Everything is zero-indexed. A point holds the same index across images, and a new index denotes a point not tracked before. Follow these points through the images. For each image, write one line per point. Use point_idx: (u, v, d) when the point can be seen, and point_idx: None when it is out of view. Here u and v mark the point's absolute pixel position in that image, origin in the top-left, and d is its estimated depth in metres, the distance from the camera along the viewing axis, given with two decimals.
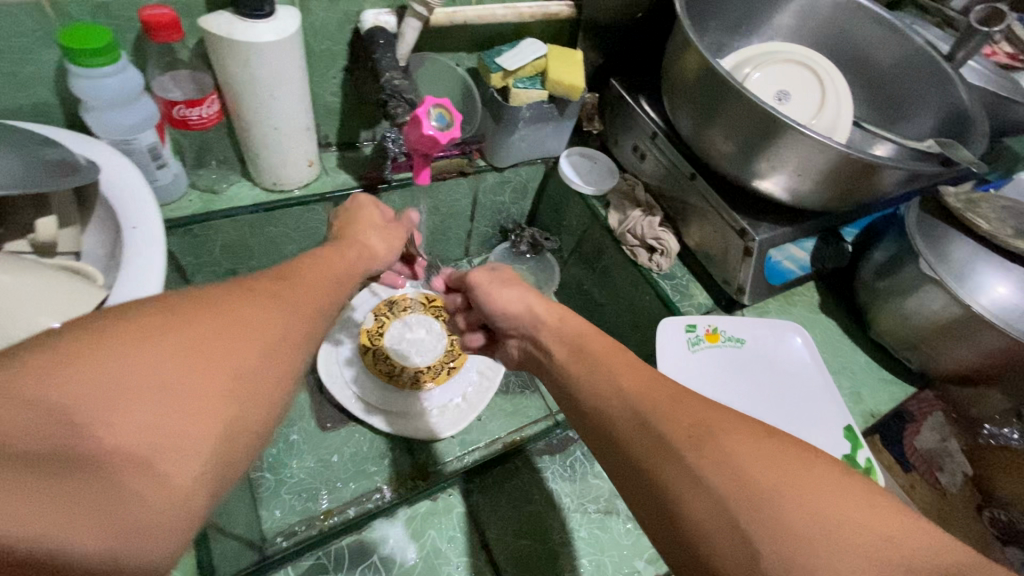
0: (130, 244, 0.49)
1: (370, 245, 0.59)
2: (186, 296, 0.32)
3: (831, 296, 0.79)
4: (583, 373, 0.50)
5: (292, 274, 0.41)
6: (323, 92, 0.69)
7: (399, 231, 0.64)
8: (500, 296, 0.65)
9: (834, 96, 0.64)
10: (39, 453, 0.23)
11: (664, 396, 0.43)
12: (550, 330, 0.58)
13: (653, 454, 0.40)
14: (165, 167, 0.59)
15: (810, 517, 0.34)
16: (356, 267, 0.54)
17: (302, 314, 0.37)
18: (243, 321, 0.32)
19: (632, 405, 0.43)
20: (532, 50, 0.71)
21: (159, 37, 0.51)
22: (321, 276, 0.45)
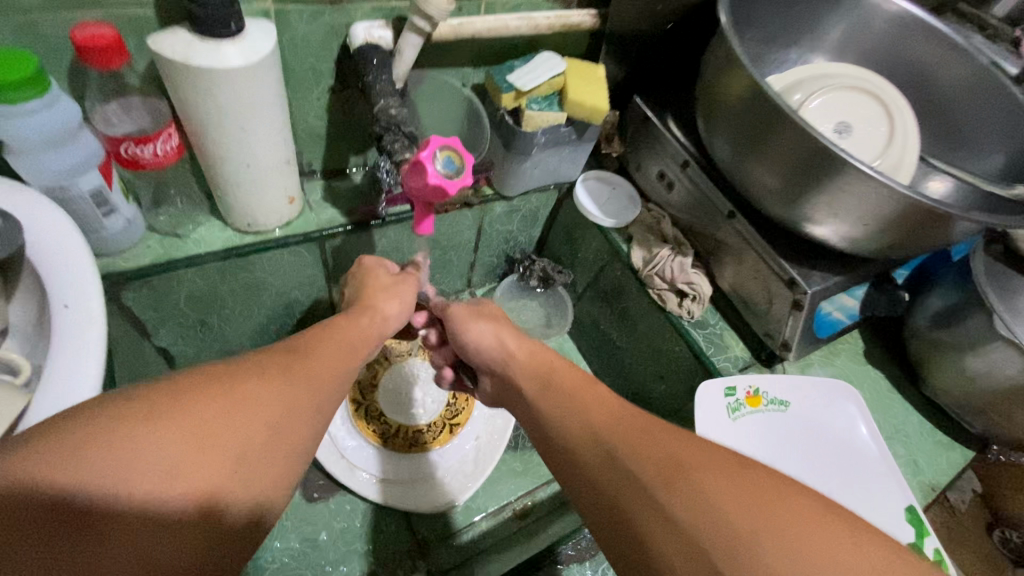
0: (62, 328, 0.39)
1: (379, 306, 0.50)
2: (212, 370, 0.33)
3: (878, 344, 0.71)
4: (560, 411, 0.44)
5: (309, 348, 0.39)
6: (306, 115, 0.58)
7: (407, 283, 0.55)
8: (473, 326, 0.57)
9: (900, 129, 0.55)
10: (59, 527, 0.25)
11: (634, 429, 0.39)
12: (522, 365, 0.51)
13: (628, 493, 0.36)
14: (114, 214, 0.49)
15: (789, 556, 0.30)
16: (370, 335, 0.47)
17: (316, 394, 0.37)
18: (245, 408, 0.32)
19: (604, 443, 0.40)
20: (549, 67, 0.61)
21: (98, 62, 0.40)
22: (347, 342, 0.44)
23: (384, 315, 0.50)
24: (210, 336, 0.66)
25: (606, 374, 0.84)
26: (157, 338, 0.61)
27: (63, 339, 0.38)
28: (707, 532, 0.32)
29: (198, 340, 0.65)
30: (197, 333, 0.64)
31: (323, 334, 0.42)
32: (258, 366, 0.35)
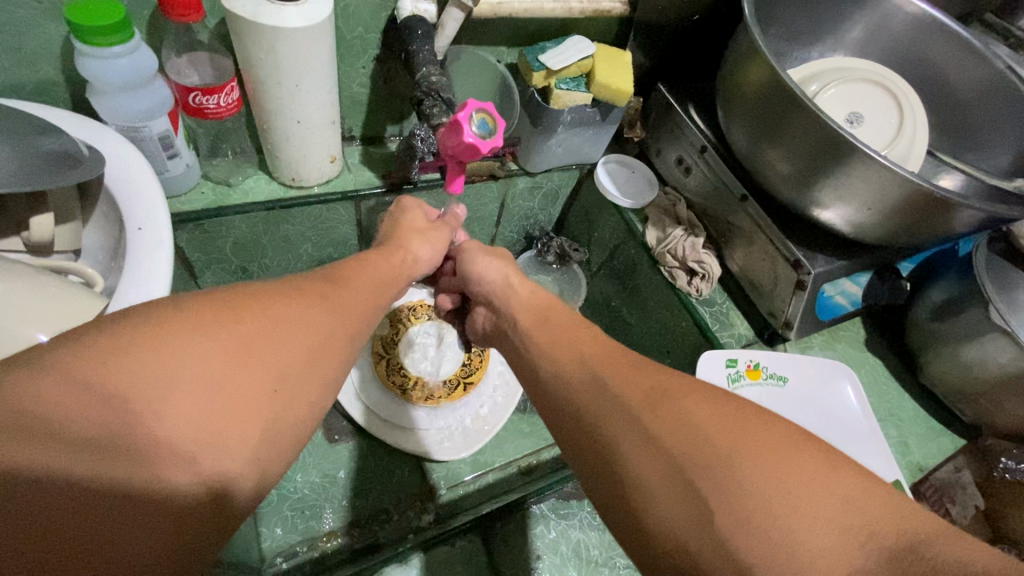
0: (135, 250, 0.44)
1: (410, 249, 0.55)
2: (235, 294, 0.34)
3: (879, 334, 0.74)
4: (551, 342, 0.47)
5: (339, 283, 0.41)
6: (351, 83, 0.63)
7: (443, 232, 0.60)
8: (481, 260, 0.60)
9: (910, 122, 0.58)
10: (100, 435, 0.26)
11: (626, 365, 0.42)
12: (519, 308, 0.54)
13: (609, 416, 0.39)
14: (176, 159, 0.54)
15: (758, 469, 0.33)
16: (398, 275, 0.50)
17: (344, 322, 0.38)
18: (288, 326, 0.34)
19: (595, 375, 0.42)
20: (578, 49, 0.65)
21: (178, 17, 0.45)
22: (370, 280, 0.45)
23: (416, 256, 0.55)
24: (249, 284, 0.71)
25: None
26: (202, 280, 0.66)
27: (137, 260, 0.43)
28: (682, 447, 0.35)
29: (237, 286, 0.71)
30: (236, 280, 0.70)
31: (352, 272, 0.44)
32: (296, 293, 0.37)
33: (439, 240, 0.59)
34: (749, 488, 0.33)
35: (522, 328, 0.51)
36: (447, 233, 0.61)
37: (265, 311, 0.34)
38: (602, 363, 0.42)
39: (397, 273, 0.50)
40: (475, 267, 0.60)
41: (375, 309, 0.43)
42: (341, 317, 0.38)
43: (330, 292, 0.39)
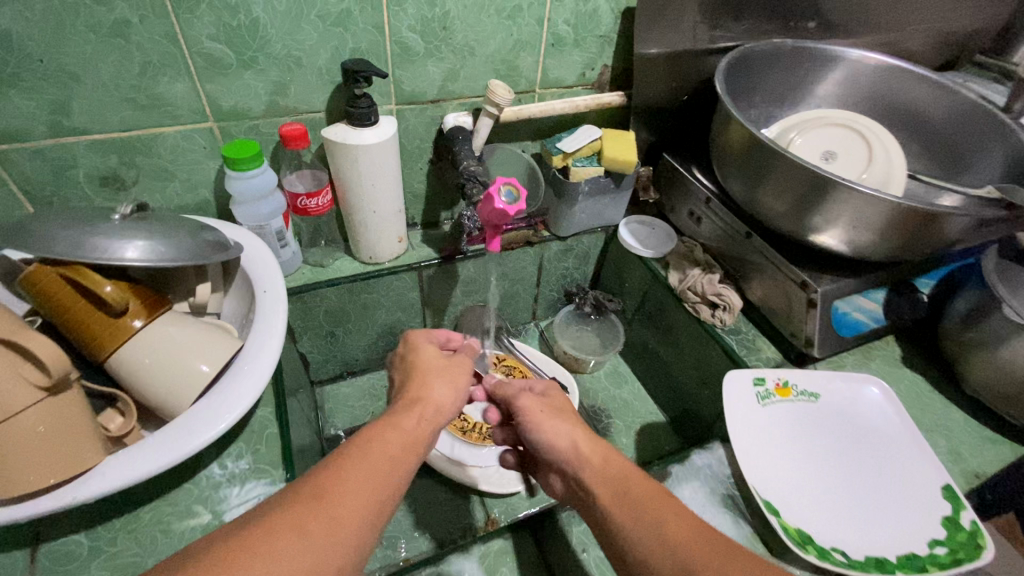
0: (261, 306, 0.59)
1: (432, 398, 0.53)
2: (200, 558, 0.33)
3: (914, 349, 0.77)
4: (633, 520, 0.46)
5: (336, 481, 0.40)
6: (412, 181, 0.81)
7: (460, 365, 0.59)
8: (545, 421, 0.59)
9: (882, 153, 0.67)
10: None
11: (712, 550, 0.42)
12: (595, 468, 0.52)
13: None
14: (287, 246, 0.72)
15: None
16: (415, 444, 0.47)
17: (329, 554, 0.36)
18: (270, 570, 0.33)
19: (683, 560, 0.42)
20: (588, 135, 0.81)
21: (292, 146, 0.64)
22: (374, 472, 0.42)
23: (438, 405, 0.53)
24: (336, 346, 0.86)
25: (659, 392, 0.93)
26: (301, 344, 0.81)
27: (263, 314, 0.58)
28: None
29: (326, 350, 0.85)
30: (326, 344, 0.84)
31: (354, 458, 0.42)
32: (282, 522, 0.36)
33: (458, 375, 0.58)
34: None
35: (601, 493, 0.50)
36: (465, 363, 0.60)
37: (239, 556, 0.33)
38: (686, 543, 0.43)
39: (417, 436, 0.48)
40: (539, 430, 0.58)
41: (380, 501, 0.41)
42: (331, 531, 0.37)
43: (321, 501, 0.38)
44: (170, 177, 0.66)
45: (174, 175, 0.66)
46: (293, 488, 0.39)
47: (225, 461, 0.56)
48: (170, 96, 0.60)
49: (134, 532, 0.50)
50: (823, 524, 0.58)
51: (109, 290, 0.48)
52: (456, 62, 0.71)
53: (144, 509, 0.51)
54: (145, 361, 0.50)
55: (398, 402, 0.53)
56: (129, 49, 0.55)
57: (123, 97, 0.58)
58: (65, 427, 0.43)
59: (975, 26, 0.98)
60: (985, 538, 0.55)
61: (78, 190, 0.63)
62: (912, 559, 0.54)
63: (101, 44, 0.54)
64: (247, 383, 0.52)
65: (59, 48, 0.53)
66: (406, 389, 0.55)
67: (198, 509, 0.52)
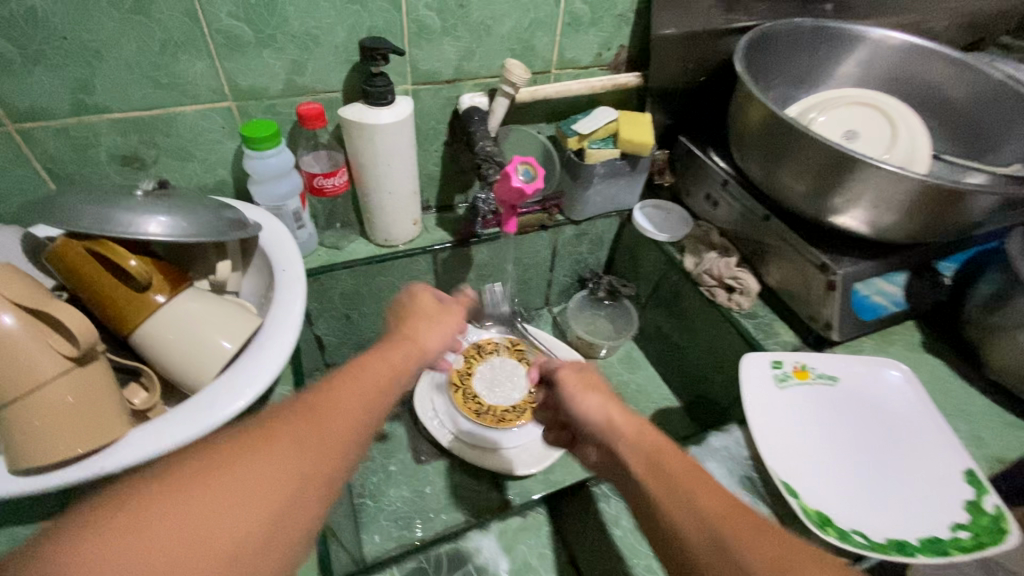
0: (280, 284, 0.59)
1: (420, 339, 0.52)
2: (219, 441, 0.34)
3: (934, 334, 0.76)
4: (667, 491, 0.44)
5: (331, 395, 0.41)
6: (427, 163, 0.81)
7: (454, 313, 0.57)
8: (584, 396, 0.57)
9: (905, 132, 0.66)
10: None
11: (746, 525, 0.41)
12: (627, 438, 0.51)
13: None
14: (303, 228, 0.72)
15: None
16: (407, 368, 0.49)
17: (339, 439, 0.38)
18: (287, 447, 0.35)
19: (712, 534, 0.41)
20: (604, 116, 0.80)
21: (309, 125, 0.64)
22: (373, 382, 0.44)
23: (424, 347, 0.52)
24: (351, 329, 0.86)
25: (673, 377, 0.93)
26: (317, 327, 0.82)
27: (282, 292, 0.58)
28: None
29: (341, 332, 0.86)
30: (342, 327, 0.85)
31: (351, 375, 0.44)
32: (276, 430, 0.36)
33: (450, 321, 0.56)
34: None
35: (625, 458, 0.49)
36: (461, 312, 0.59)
37: (258, 437, 0.35)
38: (717, 516, 0.41)
39: (403, 369, 0.48)
40: (577, 403, 0.56)
41: (377, 406, 0.43)
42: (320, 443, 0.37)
43: (312, 415, 0.38)
44: (188, 157, 0.66)
45: (193, 155, 0.67)
46: (298, 394, 0.41)
47: None
48: (189, 74, 0.60)
49: None
50: (841, 507, 0.57)
51: (133, 264, 0.49)
52: (473, 41, 0.70)
53: None
54: (167, 336, 0.51)
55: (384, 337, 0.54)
56: (150, 26, 0.55)
57: (143, 75, 0.58)
58: (89, 397, 0.43)
59: (1002, 6, 0.96)
60: (1008, 522, 0.54)
61: (98, 170, 0.63)
62: (933, 542, 0.54)
63: (123, 21, 0.54)
64: (266, 359, 0.52)
65: (82, 26, 0.53)
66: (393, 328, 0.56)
67: None
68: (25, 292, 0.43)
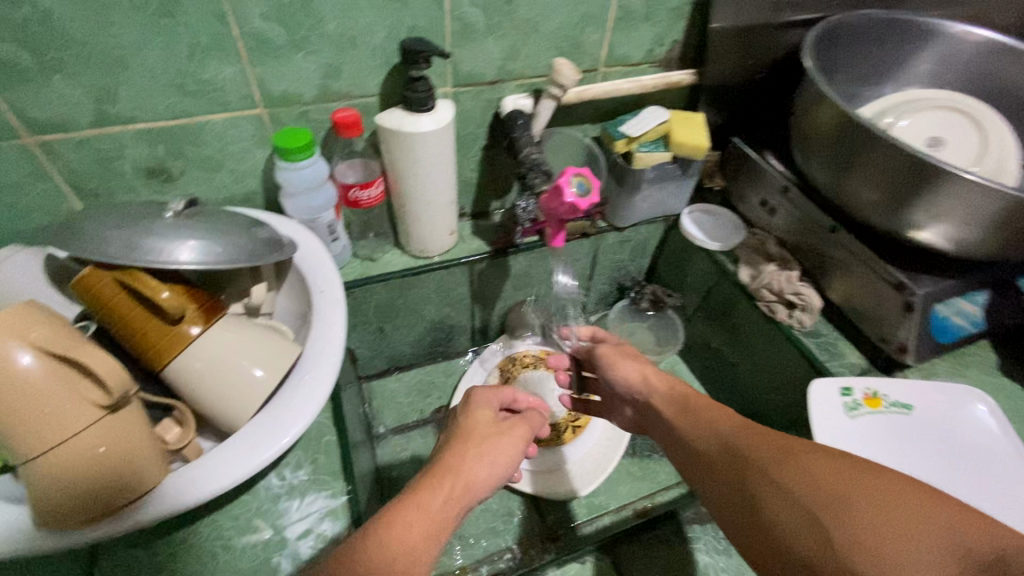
0: (318, 307, 0.55)
1: (467, 471, 0.48)
2: None
3: (1013, 356, 0.70)
4: (691, 423, 0.51)
5: None
6: (464, 168, 0.76)
7: (513, 431, 0.55)
8: (620, 363, 0.64)
9: (997, 140, 0.60)
10: None
11: (753, 429, 0.46)
12: (662, 394, 0.58)
13: (747, 479, 0.42)
14: (337, 240, 0.68)
15: (884, 515, 0.34)
16: (447, 516, 0.44)
17: None
18: None
19: (724, 438, 0.47)
20: (654, 117, 0.74)
21: (345, 134, 0.60)
22: (399, 550, 0.39)
23: (473, 478, 0.48)
24: (384, 342, 0.82)
25: (720, 392, 0.88)
26: (349, 341, 0.78)
27: (321, 316, 0.55)
28: (812, 494, 0.37)
29: (374, 345, 0.82)
30: (374, 339, 0.81)
31: (374, 541, 0.39)
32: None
33: (509, 443, 0.53)
34: (851, 530, 0.34)
35: (665, 417, 0.55)
36: (522, 429, 0.56)
37: None
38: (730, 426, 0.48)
39: (447, 513, 0.44)
40: (616, 371, 0.64)
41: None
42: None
43: None
44: (217, 168, 0.63)
45: (222, 165, 0.63)
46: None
47: (284, 472, 0.54)
48: (217, 80, 0.55)
49: (195, 547, 0.48)
50: None
51: (166, 297, 0.46)
52: (518, 39, 0.65)
53: (203, 523, 0.50)
54: (203, 369, 0.48)
55: (428, 467, 0.50)
56: (177, 30, 0.51)
57: (170, 82, 0.54)
58: (126, 445, 0.40)
59: None
60: None
61: (124, 182, 0.60)
62: None
63: (147, 24, 0.50)
64: (306, 394, 0.49)
65: (104, 30, 0.49)
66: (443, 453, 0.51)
67: (259, 524, 0.50)
68: (57, 336, 0.40)
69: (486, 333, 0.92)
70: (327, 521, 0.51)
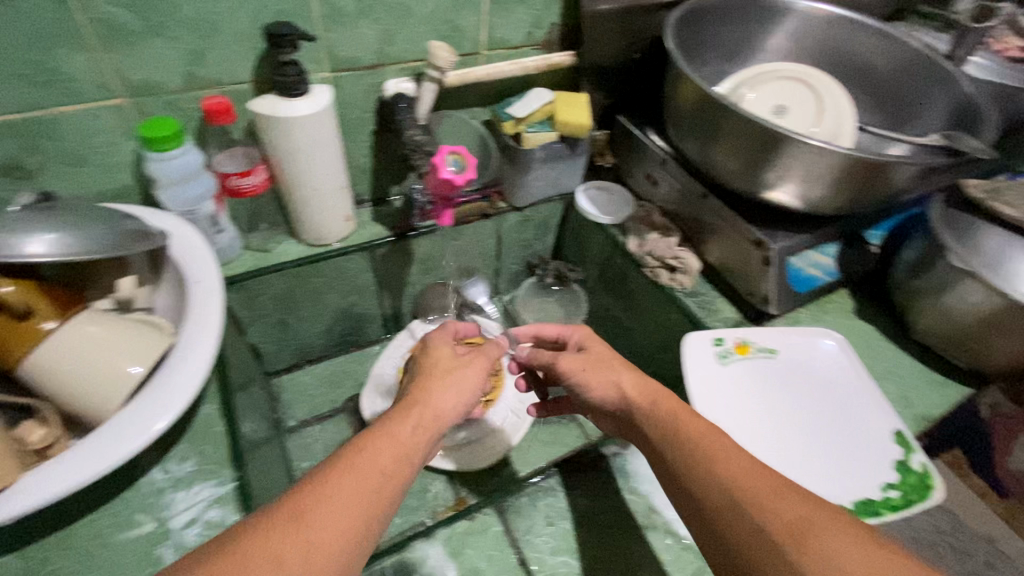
0: (194, 298, 0.55)
1: (433, 400, 0.50)
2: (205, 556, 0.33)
3: (868, 302, 0.78)
4: (688, 451, 0.47)
5: (317, 499, 0.38)
6: (355, 154, 0.76)
7: (474, 362, 0.55)
8: (586, 376, 0.58)
9: (831, 106, 0.67)
10: None
11: (763, 479, 0.42)
12: (645, 408, 0.53)
13: (756, 543, 0.39)
14: (223, 232, 0.67)
15: None
16: (416, 444, 0.46)
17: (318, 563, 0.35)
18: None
19: (726, 483, 0.43)
20: (538, 98, 0.77)
21: (216, 121, 0.59)
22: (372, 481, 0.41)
23: (439, 408, 0.50)
24: (288, 335, 0.82)
25: None
26: (250, 336, 0.77)
27: (196, 305, 0.54)
28: None
29: (278, 339, 0.81)
30: (278, 333, 0.80)
31: (345, 462, 0.41)
32: (255, 545, 0.34)
33: (471, 373, 0.54)
34: None
35: (650, 435, 0.51)
36: (480, 362, 0.56)
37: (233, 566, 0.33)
38: (736, 475, 0.43)
39: (415, 440, 0.46)
40: (589, 389, 0.58)
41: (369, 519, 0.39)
42: (307, 561, 0.35)
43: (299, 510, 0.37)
44: (82, 162, 0.60)
45: (86, 159, 0.60)
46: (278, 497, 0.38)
47: (168, 466, 0.53)
48: (68, 70, 0.54)
49: (69, 547, 0.47)
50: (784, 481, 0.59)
51: (7, 290, 0.45)
52: (392, 23, 0.66)
53: (78, 523, 0.48)
54: (63, 365, 0.47)
55: (398, 397, 0.51)
56: (13, 16, 0.49)
57: (13, 73, 0.52)
58: None
59: None
60: (932, 478, 0.58)
61: None
62: (868, 505, 0.57)
63: None
64: (180, 382, 0.48)
65: None
66: (411, 384, 0.53)
67: (140, 518, 0.49)
68: None
69: (398, 320, 0.93)
70: (213, 509, 0.50)
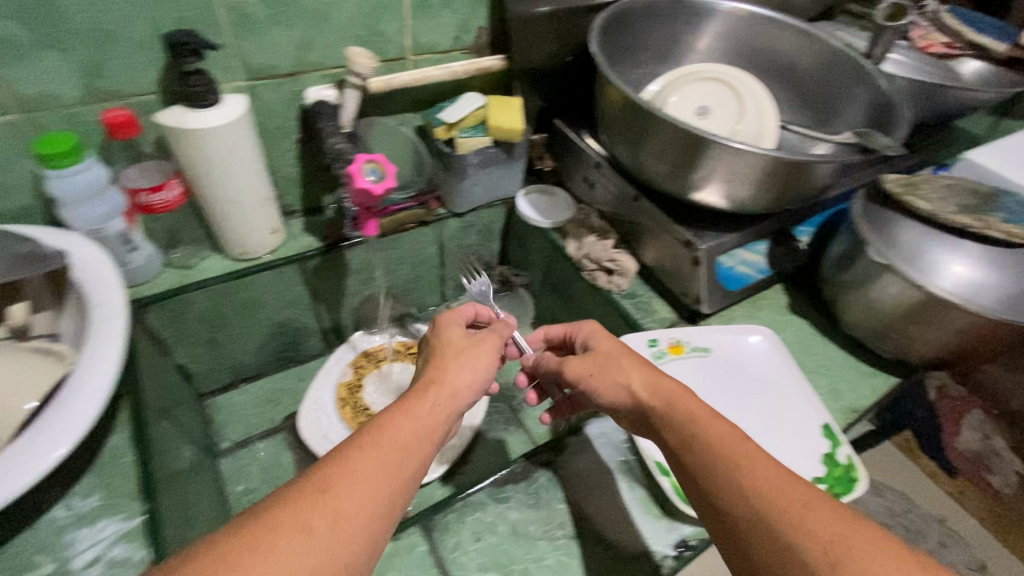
0: (95, 323, 0.52)
1: (450, 382, 0.50)
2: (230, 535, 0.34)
3: (802, 297, 0.79)
4: (724, 437, 0.47)
5: (341, 488, 0.38)
6: (281, 163, 0.74)
7: (484, 344, 0.55)
8: (595, 382, 0.56)
9: (752, 106, 0.68)
10: None
11: (806, 491, 0.43)
12: (657, 404, 0.52)
13: (779, 531, 0.41)
14: (136, 250, 0.64)
15: None
16: (433, 428, 0.46)
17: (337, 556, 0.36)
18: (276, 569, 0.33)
19: (763, 484, 0.43)
20: (470, 104, 0.77)
21: (119, 135, 0.56)
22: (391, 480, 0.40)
23: (454, 387, 0.50)
24: (218, 353, 0.79)
25: None
26: (176, 357, 0.74)
27: (97, 330, 0.51)
28: None
29: (208, 358, 0.78)
30: (208, 352, 0.77)
31: (366, 447, 0.41)
32: (290, 515, 0.36)
33: (483, 354, 0.54)
34: None
35: (666, 423, 0.50)
36: (491, 342, 0.56)
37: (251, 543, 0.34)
38: (771, 479, 0.43)
39: (434, 421, 0.46)
40: (601, 394, 0.55)
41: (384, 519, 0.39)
42: (335, 529, 0.36)
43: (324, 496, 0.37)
44: None
45: None
46: (301, 477, 0.38)
47: (73, 502, 0.50)
48: None
49: None
50: None
51: None
52: (308, 29, 0.64)
53: None
54: None
55: (415, 377, 0.51)
56: None
57: None
58: None
59: None
60: (856, 471, 0.60)
61: None
62: None
63: None
64: (78, 414, 0.46)
65: None
66: (427, 365, 0.52)
67: (38, 561, 0.46)
68: None
69: (340, 332, 0.90)
70: (119, 546, 0.48)
